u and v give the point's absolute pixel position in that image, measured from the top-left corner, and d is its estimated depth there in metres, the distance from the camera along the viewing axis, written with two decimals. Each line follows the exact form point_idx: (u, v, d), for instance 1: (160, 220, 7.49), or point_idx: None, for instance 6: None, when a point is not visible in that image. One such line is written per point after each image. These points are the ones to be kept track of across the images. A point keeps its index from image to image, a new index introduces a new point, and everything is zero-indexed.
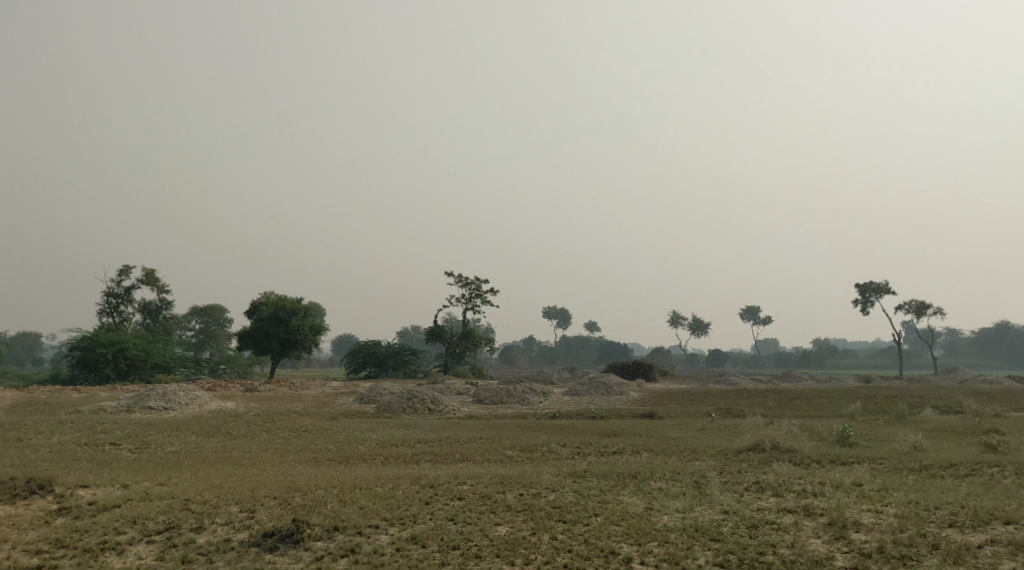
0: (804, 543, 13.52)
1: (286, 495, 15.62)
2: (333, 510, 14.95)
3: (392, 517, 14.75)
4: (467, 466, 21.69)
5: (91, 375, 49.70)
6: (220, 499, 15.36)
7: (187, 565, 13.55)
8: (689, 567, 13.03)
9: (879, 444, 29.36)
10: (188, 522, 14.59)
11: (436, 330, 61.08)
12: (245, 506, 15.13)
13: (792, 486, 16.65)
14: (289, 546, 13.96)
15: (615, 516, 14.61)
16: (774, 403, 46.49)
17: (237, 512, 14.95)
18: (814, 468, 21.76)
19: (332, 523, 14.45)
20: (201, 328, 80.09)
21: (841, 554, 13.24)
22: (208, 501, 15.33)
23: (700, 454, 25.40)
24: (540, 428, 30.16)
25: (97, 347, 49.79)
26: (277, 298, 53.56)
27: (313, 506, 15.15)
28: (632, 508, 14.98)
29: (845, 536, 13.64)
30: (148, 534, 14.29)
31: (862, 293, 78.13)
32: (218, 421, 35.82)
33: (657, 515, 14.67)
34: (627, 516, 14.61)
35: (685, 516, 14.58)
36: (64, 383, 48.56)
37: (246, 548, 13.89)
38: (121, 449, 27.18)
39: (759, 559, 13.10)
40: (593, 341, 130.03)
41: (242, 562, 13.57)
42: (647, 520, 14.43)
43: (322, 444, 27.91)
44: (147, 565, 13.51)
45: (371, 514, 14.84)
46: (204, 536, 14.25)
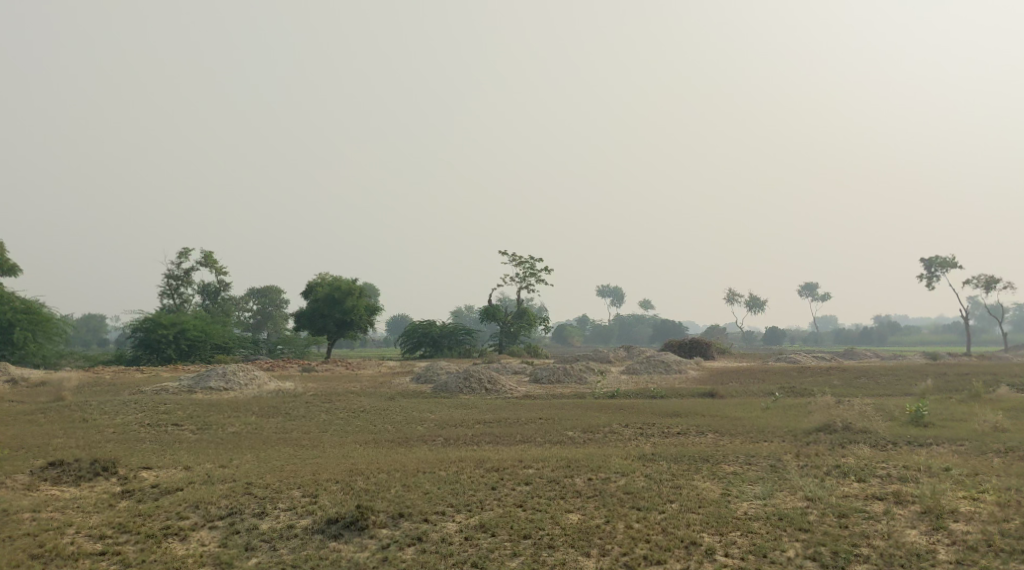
0: (901, 534, 12.76)
1: (349, 480, 15.26)
2: (398, 496, 14.57)
3: (459, 503, 14.31)
4: (529, 448, 21.19)
5: (153, 356, 50.42)
6: (283, 482, 15.07)
7: (250, 552, 13.25)
8: (777, 560, 12.39)
9: (955, 424, 28.17)
10: (251, 506, 14.33)
11: (490, 310, 60.68)
12: (308, 490, 14.82)
13: (876, 470, 15.81)
14: (353, 533, 13.58)
15: (692, 504, 13.99)
16: (840, 381, 45.18)
17: (301, 496, 14.65)
18: (891, 450, 20.84)
19: (397, 509, 14.05)
20: (258, 308, 80.96)
21: (943, 546, 12.43)
22: (270, 485, 15.05)
23: (768, 435, 24.60)
24: (601, 408, 29.57)
25: (159, 328, 50.44)
26: (332, 279, 53.64)
27: (377, 491, 14.76)
28: (709, 495, 14.32)
29: (945, 526, 12.82)
30: (211, 519, 14.04)
31: (928, 267, 75.79)
32: (277, 401, 35.90)
33: (736, 503, 13.99)
34: (705, 504, 13.97)
35: (766, 503, 13.89)
36: (127, 364, 49.30)
37: (309, 535, 13.55)
38: (183, 430, 27.32)
39: (852, 552, 12.39)
40: (648, 319, 128.69)
41: (307, 550, 13.23)
42: (727, 508, 13.77)
43: (381, 425, 27.68)
44: (210, 552, 13.25)
45: (436, 500, 14.41)
46: (267, 522, 13.95)
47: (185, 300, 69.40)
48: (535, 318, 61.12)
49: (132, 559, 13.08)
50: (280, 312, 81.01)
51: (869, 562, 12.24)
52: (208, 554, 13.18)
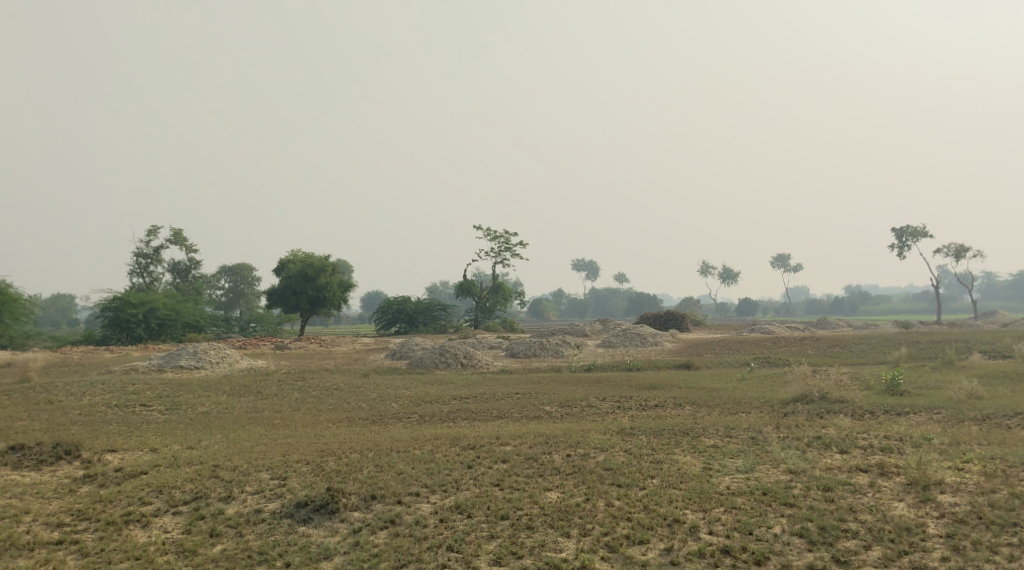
0: (888, 507, 12.52)
1: (319, 460, 14.79)
2: (370, 477, 14.13)
3: (434, 483, 13.89)
4: (505, 424, 20.82)
5: (122, 335, 49.50)
6: (251, 465, 14.56)
7: (215, 538, 12.78)
8: (763, 537, 12.11)
9: (931, 392, 28.17)
10: (218, 490, 13.83)
11: (465, 285, 60.15)
12: (277, 473, 14.34)
13: (858, 440, 15.57)
14: (323, 517, 13.14)
15: (674, 479, 13.67)
16: (814, 351, 45.31)
17: (269, 479, 14.17)
18: (870, 419, 20.74)
19: (368, 491, 13.62)
20: (229, 286, 79.85)
21: (932, 520, 12.21)
22: (237, 467, 14.55)
23: (746, 406, 24.45)
24: (577, 382, 29.34)
25: (128, 307, 49.47)
26: (304, 256, 52.82)
27: (348, 472, 14.31)
28: (690, 470, 14.01)
29: (932, 498, 12.60)
30: (174, 504, 13.53)
31: (899, 236, 76.30)
32: (248, 379, 35.27)
33: (718, 477, 13.70)
34: (687, 479, 13.67)
35: (749, 478, 13.60)
36: (96, 344, 48.34)
37: (278, 520, 13.09)
38: (151, 411, 26.71)
39: (839, 528, 12.15)
40: (622, 292, 128.76)
41: (275, 535, 12.78)
42: (709, 484, 13.48)
43: (355, 403, 27.19)
44: (173, 539, 12.77)
45: (410, 481, 13.98)
46: (234, 507, 13.48)
47: (155, 279, 68.29)
48: (510, 292, 60.72)
49: (91, 549, 12.57)
50: (252, 289, 79.98)
51: (857, 537, 11.99)
52: (172, 542, 12.69)
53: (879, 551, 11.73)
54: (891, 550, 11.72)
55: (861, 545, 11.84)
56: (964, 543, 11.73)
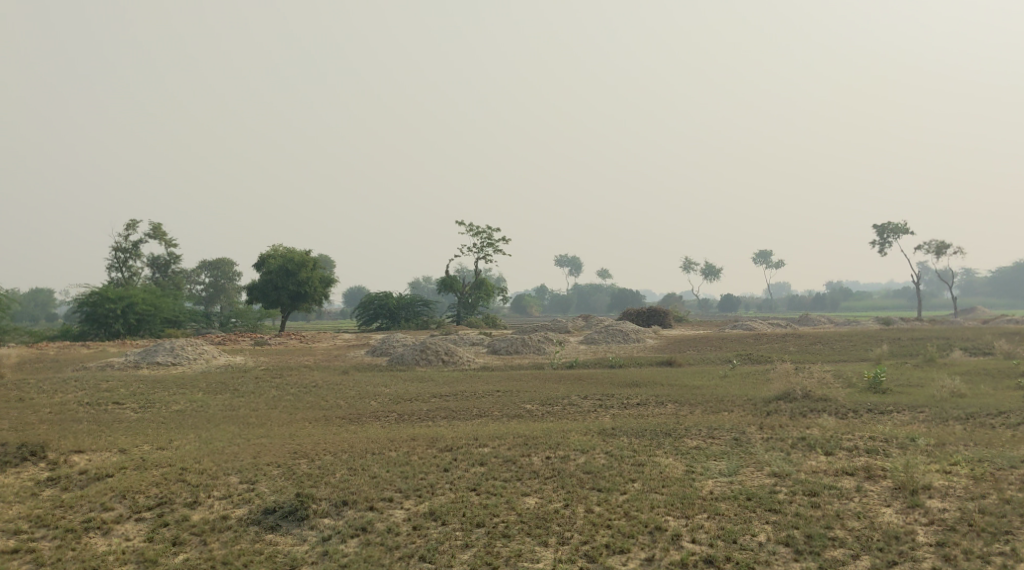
0: (876, 513, 12.25)
1: (291, 464, 14.36)
2: (342, 481, 13.72)
3: (408, 488, 13.50)
4: (485, 423, 20.42)
5: (99, 331, 48.72)
6: (220, 467, 14.12)
7: (178, 547, 12.35)
8: (747, 545, 11.80)
9: (914, 390, 28.03)
10: (184, 495, 13.39)
11: (447, 281, 59.67)
12: (247, 476, 13.90)
13: (843, 441, 15.31)
14: (292, 524, 12.74)
15: (656, 483, 13.35)
16: (796, 348, 45.18)
17: (239, 483, 13.73)
18: (854, 419, 20.52)
19: (340, 497, 13.22)
20: (210, 280, 78.95)
21: (921, 527, 11.94)
22: (206, 470, 14.10)
23: (728, 405, 24.18)
24: (559, 379, 29.00)
25: (105, 302, 48.70)
26: (285, 251, 52.16)
27: (320, 475, 13.90)
28: (672, 473, 13.69)
29: (921, 504, 12.33)
30: (137, 510, 13.08)
31: (880, 234, 76.44)
32: (225, 377, 34.66)
33: (701, 481, 13.38)
34: (669, 483, 13.34)
35: (732, 482, 13.29)
36: (73, 340, 47.51)
37: (244, 527, 12.66)
38: (124, 410, 26.14)
39: (826, 535, 11.86)
40: (605, 288, 128.58)
41: (240, 544, 12.37)
42: (692, 488, 13.16)
43: (332, 401, 26.72)
44: (134, 548, 12.33)
45: (384, 485, 13.59)
46: (199, 512, 13.04)
47: (135, 273, 67.43)
48: (493, 288, 60.31)
49: (47, 559, 12.11)
50: (233, 284, 79.13)
51: (845, 546, 11.71)
52: (132, 550, 12.26)
53: (867, 560, 11.44)
54: (880, 560, 11.43)
55: (849, 554, 11.54)
56: (956, 551, 11.44)
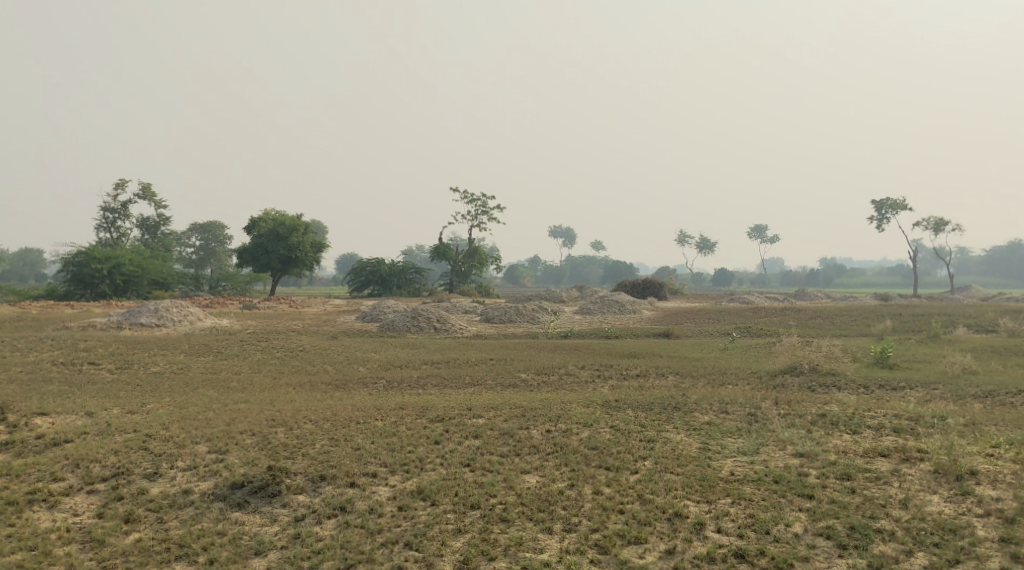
0: (921, 502, 11.11)
1: (266, 432, 13.13)
2: (322, 452, 12.52)
3: (394, 462, 12.30)
4: (478, 393, 19.28)
5: (84, 291, 47.27)
6: (186, 435, 12.89)
7: (131, 526, 11.18)
8: (781, 538, 10.67)
9: (922, 366, 26.99)
10: (144, 465, 12.19)
11: (440, 248, 58.29)
12: (215, 445, 12.68)
13: (869, 420, 14.15)
14: (262, 502, 11.57)
15: (670, 462, 12.19)
16: (796, 321, 44.16)
17: (207, 452, 12.52)
18: (867, 395, 19.46)
19: (317, 471, 12.03)
20: (200, 244, 77.37)
21: (976, 519, 10.83)
22: (172, 438, 12.86)
23: (731, 378, 23.14)
24: (555, 348, 27.85)
25: (92, 262, 47.23)
26: (276, 214, 50.68)
27: (297, 446, 12.67)
28: (687, 451, 12.51)
29: (972, 492, 11.22)
30: (90, 481, 11.88)
31: (878, 209, 75.42)
32: (210, 339, 33.47)
33: (719, 461, 12.21)
34: (685, 462, 12.18)
35: (754, 462, 12.14)
36: (56, 300, 46.04)
37: (208, 504, 11.49)
38: (100, 372, 24.94)
39: (867, 528, 10.73)
40: (599, 259, 127.50)
41: (201, 524, 11.20)
42: (710, 468, 12.01)
43: (319, 366, 25.56)
44: (80, 526, 11.16)
45: (367, 458, 12.38)
46: (159, 486, 11.84)
47: (123, 234, 65.93)
48: (487, 257, 59.04)
49: None
50: (223, 247, 77.55)
51: (894, 540, 10.59)
52: (77, 528, 11.11)
53: (922, 558, 10.35)
54: (936, 558, 10.33)
55: (901, 550, 10.44)
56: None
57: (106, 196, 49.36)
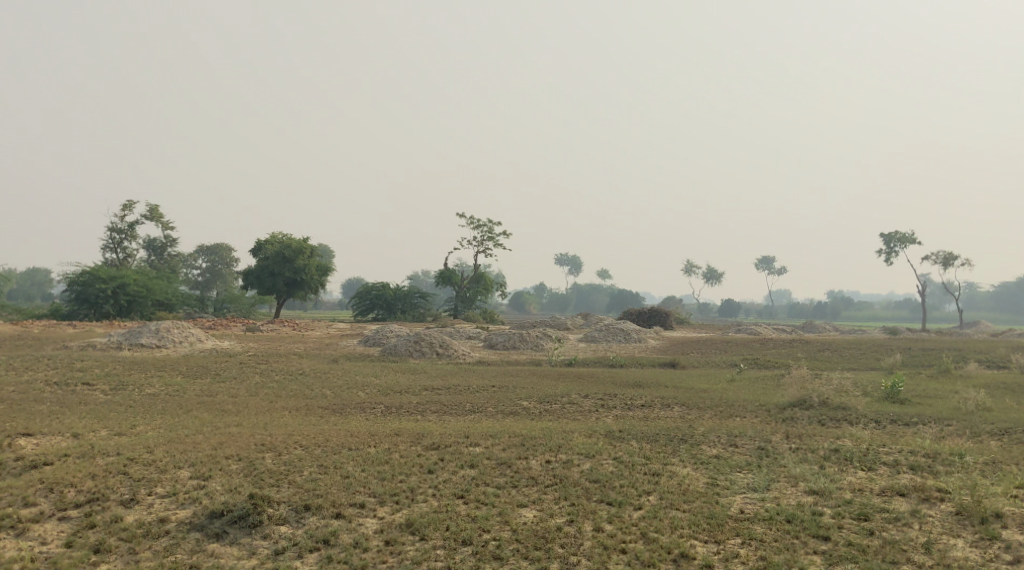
0: (944, 546, 10.51)
1: (253, 458, 12.61)
2: (309, 480, 11.98)
3: (384, 492, 11.74)
4: (478, 420, 18.71)
5: (86, 311, 46.88)
6: (169, 460, 12.38)
7: (100, 556, 10.63)
8: None
9: (934, 402, 26.31)
10: (122, 491, 11.69)
11: (446, 274, 57.89)
12: (199, 471, 12.17)
13: (885, 456, 13.57)
14: (242, 532, 11.02)
15: (676, 498, 11.61)
16: (804, 353, 43.50)
17: (189, 478, 12.01)
18: (879, 429, 18.85)
19: (302, 501, 11.49)
20: (207, 266, 77.12)
21: (1004, 566, 10.21)
22: (154, 462, 12.36)
23: (739, 410, 22.54)
24: (559, 376, 27.27)
25: (96, 282, 46.87)
26: (283, 238, 50.35)
27: (284, 473, 12.13)
28: (693, 486, 11.94)
29: (999, 536, 10.61)
30: (63, 507, 11.38)
31: (887, 243, 74.88)
32: (210, 361, 32.99)
33: (728, 498, 11.63)
34: (691, 498, 11.60)
35: (765, 500, 11.55)
36: (59, 319, 45.66)
37: (184, 534, 10.95)
38: (94, 392, 24.45)
39: None
40: (605, 288, 127.01)
41: (175, 555, 10.65)
42: (718, 505, 11.43)
43: (318, 390, 25.00)
44: (47, 554, 10.62)
45: (356, 488, 11.84)
46: (135, 513, 11.32)
47: (129, 255, 65.73)
48: (492, 284, 58.59)
49: None
50: (229, 270, 77.26)
51: None
52: (44, 557, 10.57)
53: None
54: None
55: None
56: None
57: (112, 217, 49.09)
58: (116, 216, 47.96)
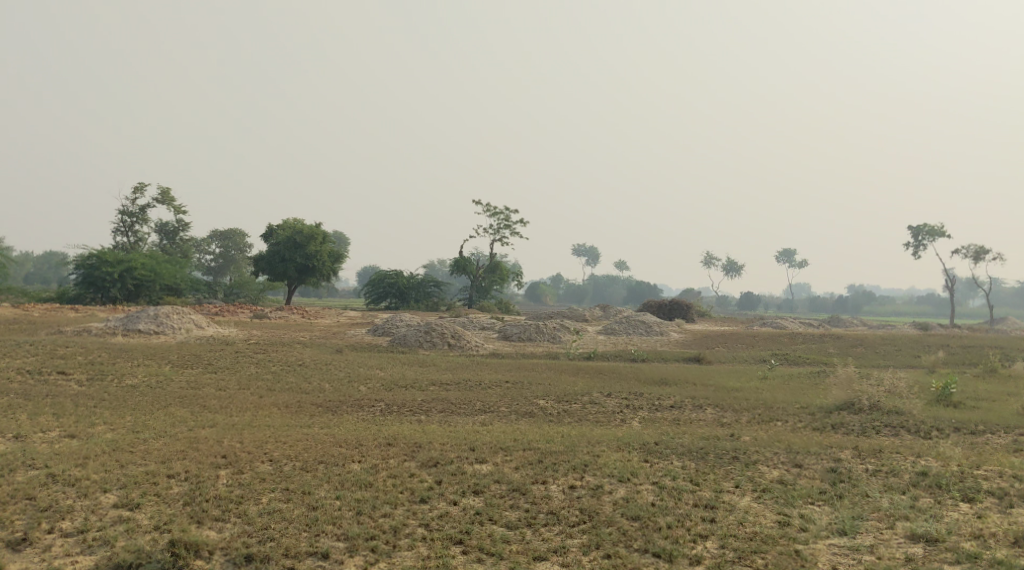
0: None
1: (197, 480, 10.78)
2: (262, 515, 10.07)
3: (360, 535, 9.73)
4: (488, 425, 16.33)
5: (93, 295, 44.62)
6: (97, 483, 10.62)
7: None
8: None
9: (995, 406, 23.58)
10: (19, 524, 9.90)
11: (460, 262, 55.32)
12: (127, 498, 10.37)
13: (987, 481, 11.07)
14: None
15: (744, 547, 9.38)
16: (836, 349, 40.79)
17: (111, 507, 10.23)
18: (946, 441, 16.32)
19: (246, 548, 9.55)
20: (220, 252, 74.84)
21: None
22: (76, 485, 10.58)
23: (780, 413, 20.05)
24: (577, 371, 24.80)
25: (104, 264, 44.54)
26: (294, 223, 47.93)
27: (234, 506, 10.24)
28: (761, 528, 9.69)
29: None
30: None
31: (916, 236, 71.74)
32: (204, 349, 30.64)
33: (809, 547, 9.39)
34: (762, 548, 9.36)
35: (857, 551, 9.32)
36: (64, 302, 43.45)
37: None
38: (68, 384, 22.14)
39: None
40: (622, 279, 124.22)
41: None
42: (800, 561, 9.18)
43: (315, 384, 22.60)
44: None
45: (321, 527, 9.86)
46: (21, 560, 9.43)
47: (140, 239, 63.56)
48: (508, 273, 55.88)
49: None
50: (242, 256, 74.91)
51: None
52: None
53: None
54: None
55: None
56: None
57: (125, 202, 43.91)
58: (126, 200, 43.94)
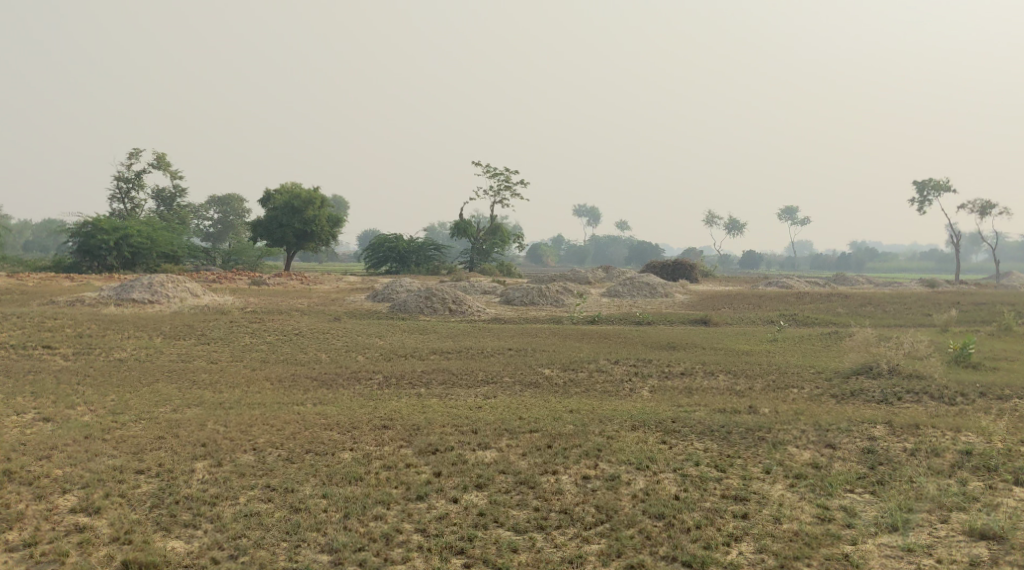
0: None
1: (166, 477, 10.00)
2: (244, 519, 9.34)
3: (356, 542, 9.00)
4: (490, 398, 15.42)
5: (90, 264, 43.49)
6: (56, 484, 9.83)
7: None
8: None
9: (1018, 366, 22.58)
10: None
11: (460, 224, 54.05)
12: (89, 500, 9.60)
13: None
14: None
15: (786, 554, 8.77)
16: (845, 308, 39.78)
17: (69, 512, 9.47)
18: (974, 409, 15.40)
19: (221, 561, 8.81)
20: (218, 217, 73.63)
21: None
22: (33, 485, 9.79)
23: (794, 379, 19.12)
24: (582, 336, 23.82)
25: (100, 232, 43.21)
26: (292, 187, 46.70)
27: (210, 509, 9.48)
28: (800, 528, 9.10)
29: None
30: None
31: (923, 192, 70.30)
32: (198, 319, 29.65)
33: (855, 549, 8.86)
34: (802, 554, 8.77)
35: (909, 553, 8.80)
36: (60, 272, 42.32)
37: None
38: (55, 359, 21.18)
39: None
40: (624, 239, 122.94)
41: None
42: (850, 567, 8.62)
43: (310, 355, 21.65)
44: None
45: (308, 534, 9.10)
46: None
47: (139, 205, 62.14)
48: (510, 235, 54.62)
49: None
50: (241, 221, 73.67)
51: None
52: None
53: None
54: None
55: None
56: None
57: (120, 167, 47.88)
58: (121, 166, 47.90)
